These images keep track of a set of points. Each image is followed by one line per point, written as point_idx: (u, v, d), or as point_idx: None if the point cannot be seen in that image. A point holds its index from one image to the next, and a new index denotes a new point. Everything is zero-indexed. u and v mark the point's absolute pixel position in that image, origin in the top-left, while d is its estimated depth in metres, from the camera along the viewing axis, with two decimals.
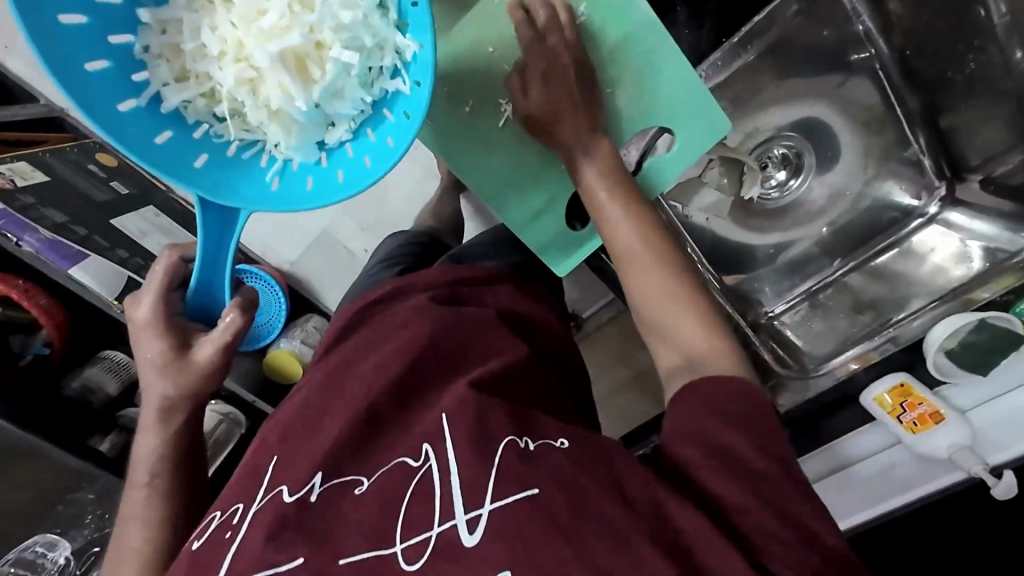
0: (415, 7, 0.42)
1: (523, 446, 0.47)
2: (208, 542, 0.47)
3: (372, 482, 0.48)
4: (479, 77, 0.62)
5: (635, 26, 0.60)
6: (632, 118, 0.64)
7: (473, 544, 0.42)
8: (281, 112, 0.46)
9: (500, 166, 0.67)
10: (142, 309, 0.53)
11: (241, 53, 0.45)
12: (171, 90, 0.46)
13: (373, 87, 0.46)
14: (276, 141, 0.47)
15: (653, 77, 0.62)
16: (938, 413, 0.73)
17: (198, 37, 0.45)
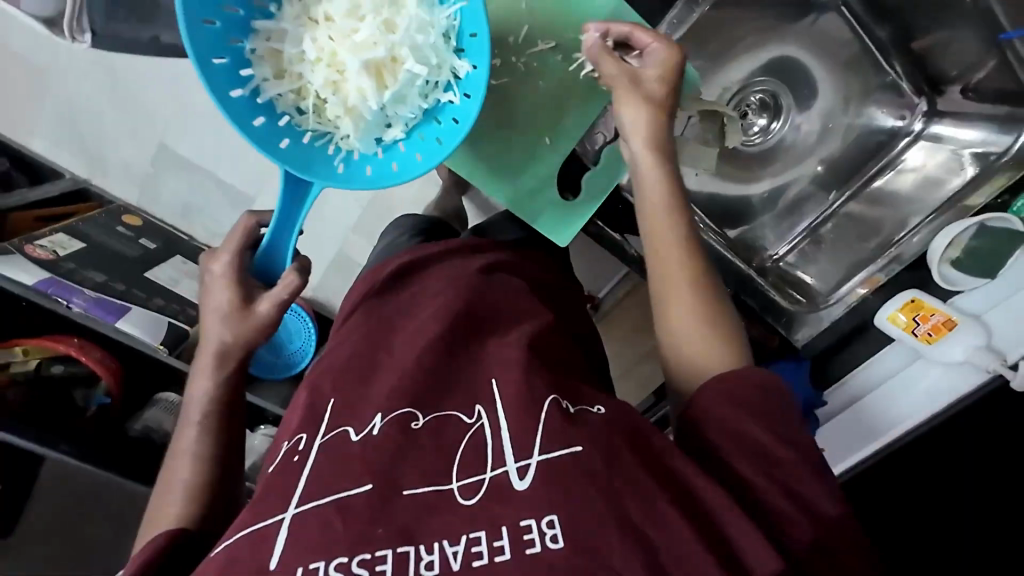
0: (474, 37, 0.52)
1: (565, 408, 0.52)
2: (279, 466, 0.50)
3: (427, 420, 0.52)
4: None
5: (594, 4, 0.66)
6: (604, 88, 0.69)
7: (523, 487, 0.46)
8: (359, 112, 0.53)
9: (493, 150, 0.70)
10: (219, 261, 0.58)
11: (332, 60, 0.53)
12: (269, 84, 0.52)
13: (429, 97, 0.54)
14: (345, 134, 0.54)
15: None
16: (952, 320, 0.76)
17: (299, 45, 0.53)
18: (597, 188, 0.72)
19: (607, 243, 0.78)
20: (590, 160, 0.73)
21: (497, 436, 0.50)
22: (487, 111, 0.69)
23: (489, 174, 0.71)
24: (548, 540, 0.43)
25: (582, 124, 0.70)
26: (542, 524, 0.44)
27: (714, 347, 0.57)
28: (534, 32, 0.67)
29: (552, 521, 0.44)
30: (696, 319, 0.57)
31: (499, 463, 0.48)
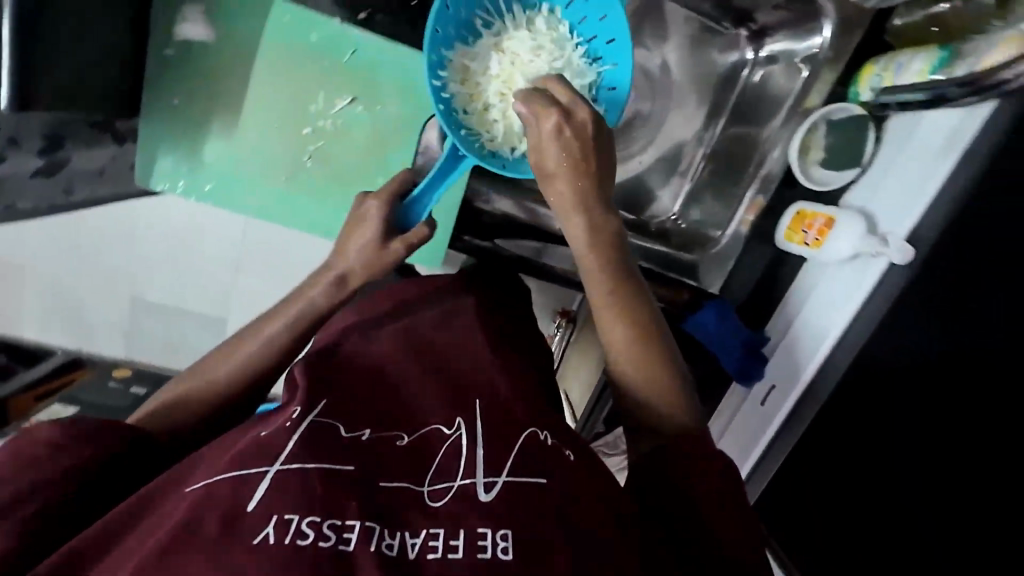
0: (611, 42, 0.62)
1: (543, 441, 0.47)
2: (270, 430, 0.45)
3: (413, 438, 0.47)
4: (274, 152, 0.68)
5: (362, 41, 0.64)
6: (414, 118, 0.68)
7: (489, 502, 0.42)
8: (515, 118, 0.61)
9: (338, 208, 0.71)
10: (352, 227, 0.62)
11: (509, 80, 0.62)
12: (453, 85, 0.60)
13: None
14: (492, 140, 0.61)
15: (410, 75, 0.66)
16: (831, 219, 0.74)
17: (490, 64, 0.62)
18: None
19: (477, 252, 0.79)
20: None
21: (477, 448, 0.46)
22: (319, 175, 0.69)
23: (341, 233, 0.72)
24: (499, 554, 0.38)
25: (407, 157, 0.69)
26: (495, 533, 0.39)
27: (648, 386, 0.54)
28: (327, 89, 0.66)
29: (507, 537, 0.39)
30: (654, 368, 0.54)
31: (468, 473, 0.44)
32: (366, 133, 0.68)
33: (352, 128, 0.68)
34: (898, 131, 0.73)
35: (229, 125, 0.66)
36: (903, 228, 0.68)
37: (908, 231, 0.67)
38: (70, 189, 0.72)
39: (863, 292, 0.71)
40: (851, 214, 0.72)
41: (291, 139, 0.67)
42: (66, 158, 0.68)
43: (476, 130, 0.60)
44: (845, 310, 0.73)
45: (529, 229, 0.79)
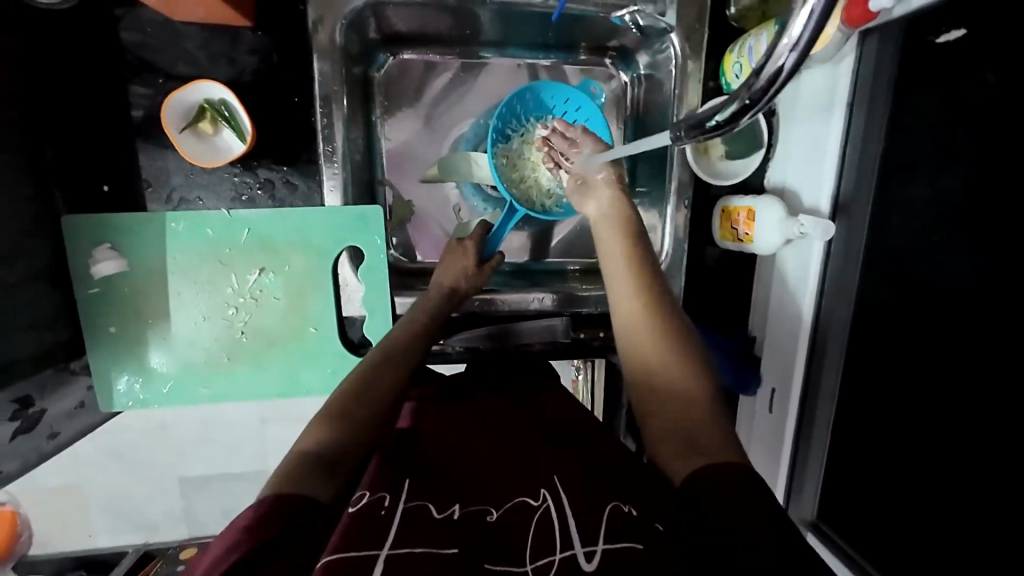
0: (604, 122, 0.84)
1: (630, 514, 0.44)
2: (356, 515, 0.44)
3: (504, 511, 0.45)
4: (210, 340, 0.72)
5: (251, 219, 0.70)
6: (319, 265, 0.72)
7: (593, 571, 0.40)
8: (542, 182, 0.82)
9: (283, 364, 0.74)
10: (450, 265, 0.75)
11: (537, 158, 0.83)
12: (502, 159, 0.80)
13: (545, 192, 0.83)
14: (532, 199, 0.82)
15: (305, 231, 0.71)
16: (751, 209, 0.70)
17: (528, 142, 0.83)
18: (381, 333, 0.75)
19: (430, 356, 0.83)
20: (362, 316, 0.76)
21: (569, 519, 0.44)
22: (256, 344, 0.73)
23: (294, 386, 0.74)
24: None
25: (327, 300, 0.73)
26: None
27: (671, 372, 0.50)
28: (237, 268, 0.70)
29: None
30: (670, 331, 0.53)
31: (565, 544, 0.42)
32: (284, 294, 0.72)
33: (271, 294, 0.72)
34: (786, 104, 0.71)
35: (165, 333, 0.72)
36: (825, 198, 0.65)
37: (831, 202, 0.65)
38: (53, 430, 0.76)
39: (814, 274, 0.67)
40: (770, 201, 0.67)
41: (221, 322, 0.72)
42: (40, 411, 0.72)
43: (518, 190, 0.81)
44: (806, 291, 0.69)
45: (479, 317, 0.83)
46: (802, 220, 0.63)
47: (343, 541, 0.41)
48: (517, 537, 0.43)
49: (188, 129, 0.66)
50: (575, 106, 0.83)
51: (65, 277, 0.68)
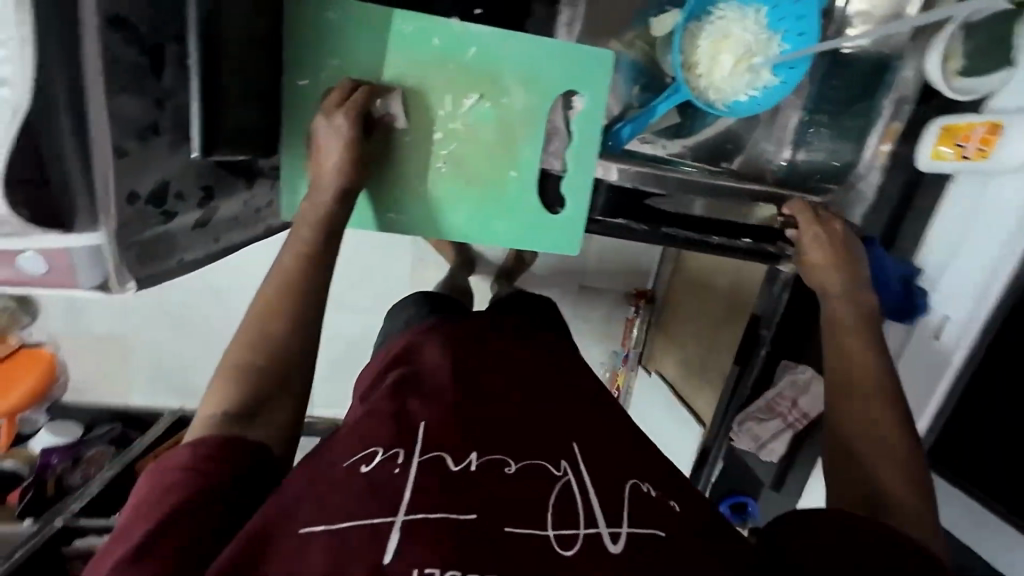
0: (801, 18, 0.80)
1: (646, 492, 0.53)
2: (374, 472, 0.49)
3: (520, 465, 0.52)
4: (412, 164, 0.68)
5: (483, 37, 0.64)
6: (536, 104, 0.68)
7: (620, 552, 0.46)
8: (717, 75, 0.83)
9: (475, 205, 0.70)
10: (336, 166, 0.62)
11: (723, 46, 0.81)
12: (686, 40, 0.81)
13: (714, 83, 0.83)
14: (700, 87, 0.83)
15: (530, 65, 0.66)
16: (995, 124, 0.68)
17: (722, 28, 0.81)
18: (580, 193, 0.72)
19: (612, 232, 0.77)
20: (559, 170, 0.72)
21: (589, 497, 0.50)
22: (453, 179, 0.69)
23: (479, 233, 0.71)
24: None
25: (536, 145, 0.69)
26: None
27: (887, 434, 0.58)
28: (455, 91, 0.66)
29: None
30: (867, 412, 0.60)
31: (589, 523, 0.48)
32: (493, 130, 0.68)
33: (481, 125, 0.68)
34: None
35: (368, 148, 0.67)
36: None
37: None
38: (217, 237, 0.72)
39: (995, 288, 0.73)
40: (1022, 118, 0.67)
41: (426, 148, 0.68)
42: (216, 208, 0.68)
43: (693, 77, 0.82)
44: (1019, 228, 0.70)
45: (647, 199, 0.78)
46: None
47: (364, 492, 0.47)
48: (536, 491, 0.50)
49: None
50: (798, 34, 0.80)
51: (277, 58, 0.61)
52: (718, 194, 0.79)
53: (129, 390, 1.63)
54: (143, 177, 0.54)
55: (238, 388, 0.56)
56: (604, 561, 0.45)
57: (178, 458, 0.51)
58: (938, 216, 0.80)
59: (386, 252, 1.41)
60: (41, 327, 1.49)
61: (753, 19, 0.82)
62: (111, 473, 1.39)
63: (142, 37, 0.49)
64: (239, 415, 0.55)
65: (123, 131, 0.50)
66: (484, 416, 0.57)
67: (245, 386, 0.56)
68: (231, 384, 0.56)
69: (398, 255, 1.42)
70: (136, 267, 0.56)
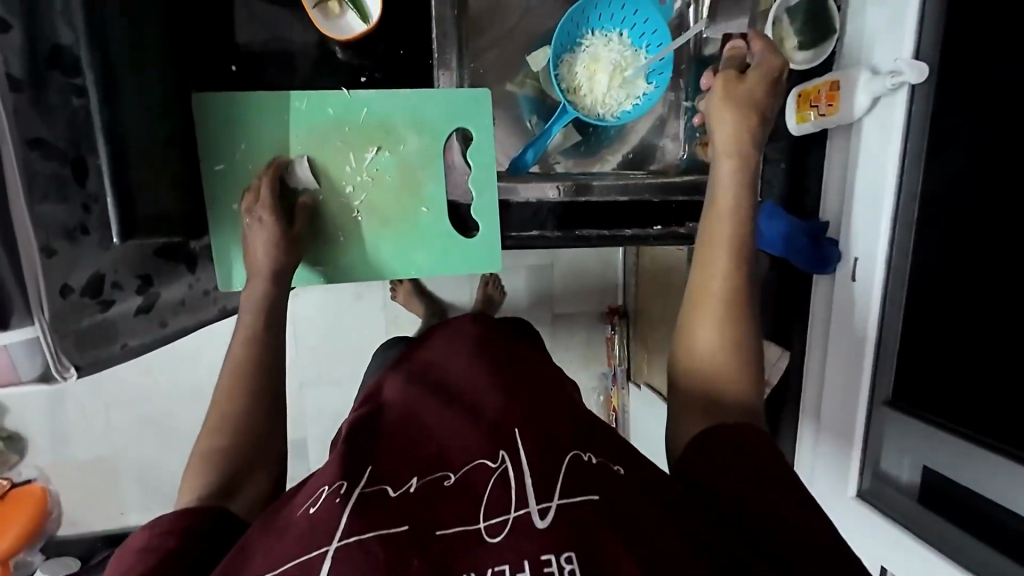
0: (654, 33, 0.92)
1: (588, 460, 0.51)
2: (320, 508, 0.47)
3: (459, 473, 0.50)
4: (330, 217, 0.75)
5: (370, 97, 0.74)
6: (431, 145, 0.76)
7: (546, 527, 0.44)
8: (599, 91, 0.93)
9: (393, 242, 0.77)
10: (258, 231, 0.69)
11: (597, 68, 0.92)
12: (565, 69, 0.92)
13: (598, 98, 0.93)
14: (587, 105, 0.93)
15: (416, 112, 0.75)
16: (835, 82, 0.77)
17: (592, 53, 0.93)
18: (489, 215, 0.79)
19: (529, 244, 0.83)
20: (467, 201, 0.79)
21: (523, 477, 0.49)
22: (369, 223, 0.76)
23: (402, 266, 0.77)
24: None
25: (439, 179, 0.76)
26: (558, 557, 0.42)
27: (729, 366, 0.60)
28: (356, 147, 0.74)
29: (572, 559, 0.42)
30: (713, 326, 0.61)
31: (520, 504, 0.46)
32: (396, 174, 0.75)
33: (385, 172, 0.75)
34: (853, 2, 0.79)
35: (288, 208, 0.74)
36: (891, 158, 0.76)
37: (898, 160, 0.75)
38: (164, 321, 0.77)
39: (886, 229, 0.78)
40: (853, 72, 0.75)
41: (339, 201, 0.75)
42: (157, 293, 0.73)
43: (578, 98, 0.92)
44: (890, 162, 0.76)
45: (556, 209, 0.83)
46: (897, 63, 0.71)
47: (303, 535, 0.46)
48: (473, 495, 0.48)
49: (319, 7, 0.72)
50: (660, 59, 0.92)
51: (193, 151, 0.70)
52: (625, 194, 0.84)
53: (125, 511, 1.60)
54: (74, 271, 0.59)
55: (213, 467, 0.57)
56: (527, 543, 0.43)
57: (141, 538, 0.50)
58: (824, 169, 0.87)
59: (358, 320, 1.46)
60: (31, 462, 1.50)
61: (617, 41, 0.93)
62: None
63: (61, 152, 0.58)
64: (212, 491, 0.56)
65: (48, 232, 0.56)
66: (434, 432, 0.56)
67: (216, 464, 0.57)
68: (203, 468, 0.57)
69: (371, 323, 1.47)
70: (76, 353, 0.60)
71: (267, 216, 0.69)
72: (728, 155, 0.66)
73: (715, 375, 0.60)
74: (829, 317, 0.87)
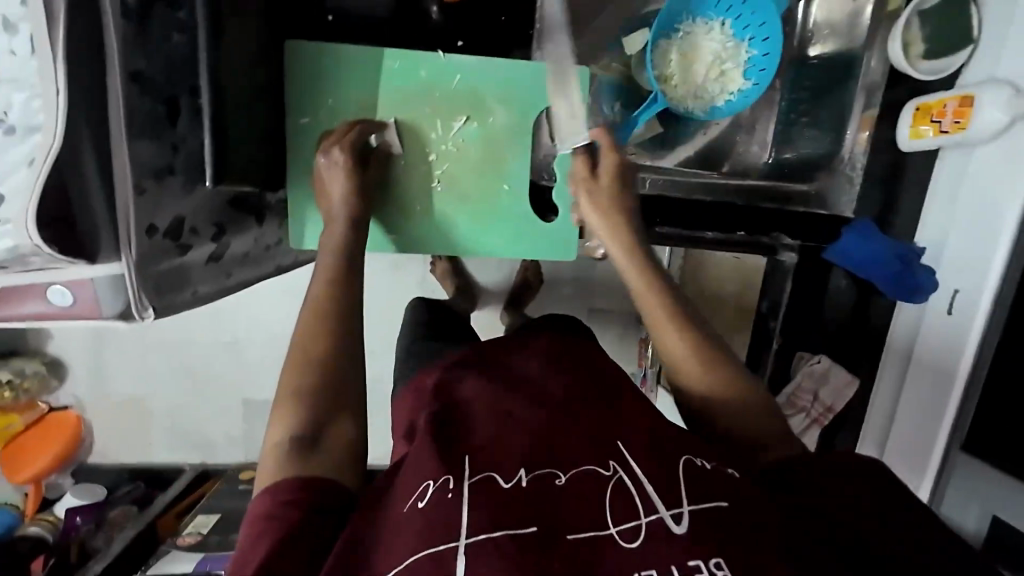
0: (763, 24, 0.85)
1: (702, 465, 0.50)
2: (430, 502, 0.47)
3: (570, 475, 0.48)
4: (408, 184, 0.73)
5: (463, 64, 0.70)
6: (520, 120, 0.72)
7: (685, 533, 0.43)
8: (692, 84, 0.88)
9: (470, 217, 0.74)
10: (336, 186, 0.67)
11: (693, 58, 0.87)
12: (660, 57, 0.87)
13: (690, 91, 0.88)
14: (678, 97, 0.88)
15: (510, 84, 0.71)
16: (966, 98, 0.71)
17: (690, 42, 0.87)
18: (571, 200, 0.75)
19: None
20: (549, 181, 0.75)
21: (644, 482, 0.47)
22: (447, 195, 0.73)
23: (476, 243, 0.75)
24: None
25: (524, 157, 0.73)
26: (707, 563, 0.41)
27: (729, 401, 0.59)
28: (444, 115, 0.71)
29: (722, 568, 0.41)
30: (679, 343, 0.61)
31: (650, 508, 0.45)
32: (480, 146, 0.72)
33: (470, 143, 0.72)
34: (998, 13, 0.72)
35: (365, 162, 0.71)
36: (1013, 212, 0.70)
37: (1019, 216, 0.70)
38: (229, 272, 0.76)
39: (999, 264, 0.72)
40: (991, 86, 0.68)
41: (420, 167, 0.72)
42: (227, 243, 0.72)
43: (669, 89, 0.87)
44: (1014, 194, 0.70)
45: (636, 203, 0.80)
46: None
47: (421, 528, 0.45)
48: (592, 496, 0.46)
49: None
50: (763, 53, 0.85)
51: (280, 102, 0.68)
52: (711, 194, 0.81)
53: (151, 448, 1.64)
54: (158, 213, 0.58)
55: (302, 416, 0.55)
56: (671, 549, 0.42)
57: (262, 508, 0.50)
58: (928, 191, 0.81)
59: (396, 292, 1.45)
60: (69, 390, 1.55)
61: (719, 31, 0.87)
62: (131, 534, 1.41)
63: (158, 89, 0.55)
64: (303, 444, 0.53)
65: (142, 170, 0.55)
66: (529, 424, 0.54)
67: (306, 412, 0.55)
68: (286, 411, 0.56)
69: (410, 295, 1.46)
70: (154, 296, 0.59)
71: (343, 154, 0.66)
72: (612, 233, 0.67)
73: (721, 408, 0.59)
74: (912, 353, 0.83)
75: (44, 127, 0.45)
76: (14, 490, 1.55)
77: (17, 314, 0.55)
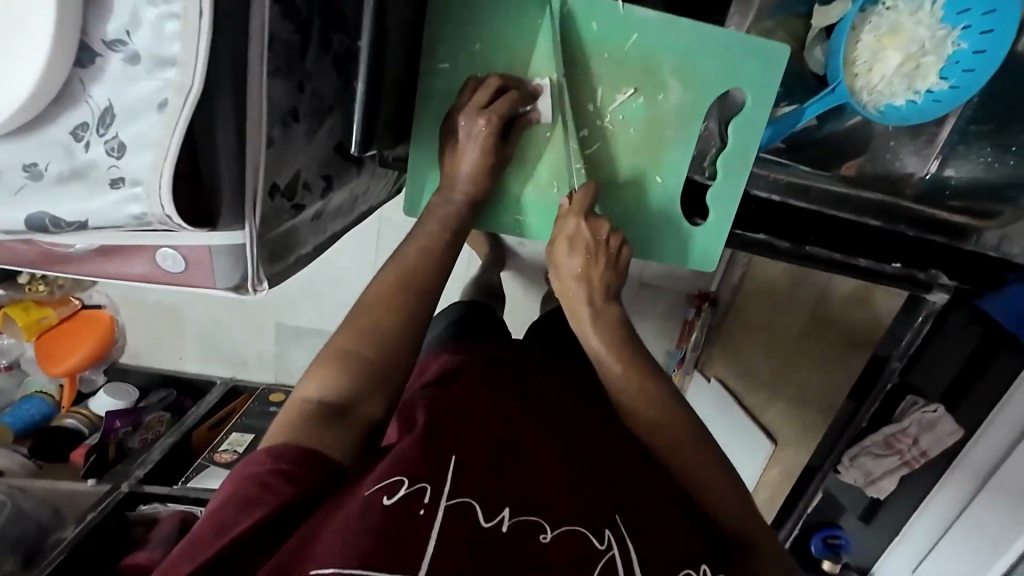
0: (990, 13, 0.64)
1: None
2: (400, 504, 0.43)
3: (554, 531, 0.44)
4: (546, 162, 0.64)
5: (642, 24, 0.58)
6: (692, 102, 0.61)
7: None
8: (874, 75, 0.68)
9: (610, 206, 0.66)
10: (464, 159, 0.60)
11: (884, 46, 0.68)
12: (846, 37, 0.68)
13: (870, 84, 0.68)
14: (855, 89, 0.68)
15: (691, 55, 0.59)
16: None
17: (887, 25, 0.68)
18: (724, 204, 0.65)
19: (749, 248, 0.71)
20: (703, 177, 0.66)
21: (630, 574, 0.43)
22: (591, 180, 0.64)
23: None
24: None
25: (687, 146, 0.63)
26: None
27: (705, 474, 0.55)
28: (606, 85, 0.60)
29: None
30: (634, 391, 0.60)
31: None
32: (641, 127, 0.62)
33: (631, 123, 0.62)
34: None
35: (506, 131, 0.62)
36: None
37: None
38: (325, 227, 0.65)
39: None
40: None
41: (566, 142, 0.63)
42: (331, 199, 0.62)
43: (847, 77, 0.68)
44: None
45: (790, 212, 0.69)
46: None
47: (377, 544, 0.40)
48: (576, 566, 0.43)
49: None
50: (976, 50, 0.65)
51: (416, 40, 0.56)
52: (862, 210, 0.69)
53: (184, 356, 1.54)
54: (282, 169, 0.49)
55: (343, 374, 0.52)
56: None
57: (258, 452, 0.48)
58: None
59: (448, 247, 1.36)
60: (102, 289, 1.43)
61: (927, 17, 0.67)
62: (169, 442, 1.38)
63: (296, 12, 0.44)
64: (328, 402, 0.51)
65: (272, 115, 0.45)
66: (532, 456, 0.50)
67: (348, 374, 0.53)
68: (326, 374, 0.53)
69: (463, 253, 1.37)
70: (267, 266, 0.51)
71: (480, 122, 0.58)
72: (574, 286, 0.65)
73: (694, 482, 0.55)
74: None
75: (180, 63, 0.35)
76: (50, 380, 1.43)
77: (125, 274, 0.48)
